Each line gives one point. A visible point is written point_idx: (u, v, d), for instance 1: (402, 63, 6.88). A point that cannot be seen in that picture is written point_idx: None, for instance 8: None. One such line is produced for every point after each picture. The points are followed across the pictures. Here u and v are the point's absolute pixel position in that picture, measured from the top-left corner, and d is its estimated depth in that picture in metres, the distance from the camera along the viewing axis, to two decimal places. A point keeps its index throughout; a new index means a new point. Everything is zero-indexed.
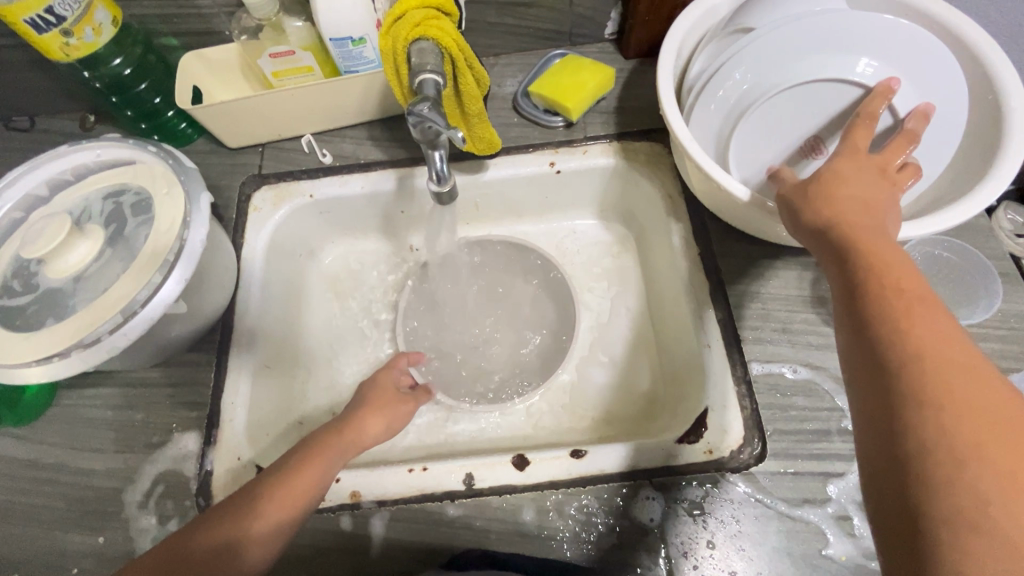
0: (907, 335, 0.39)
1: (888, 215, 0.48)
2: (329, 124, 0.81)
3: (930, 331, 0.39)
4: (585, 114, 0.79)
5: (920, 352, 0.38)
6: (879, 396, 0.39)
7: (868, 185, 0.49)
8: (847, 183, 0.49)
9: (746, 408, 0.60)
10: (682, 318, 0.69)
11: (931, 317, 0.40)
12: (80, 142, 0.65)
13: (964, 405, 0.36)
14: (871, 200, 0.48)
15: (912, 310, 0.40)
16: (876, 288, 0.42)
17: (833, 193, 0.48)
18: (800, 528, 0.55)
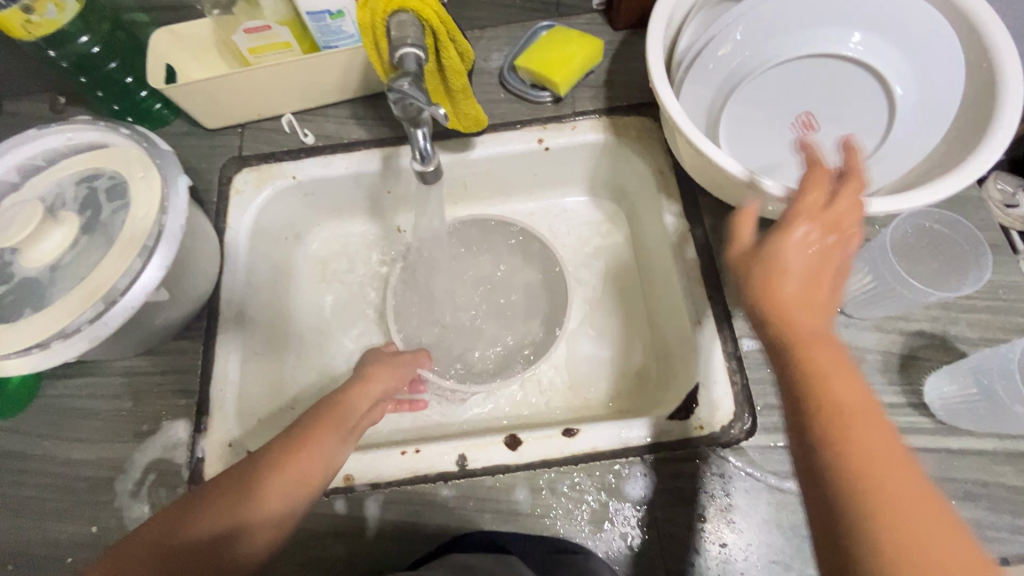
0: (851, 471, 0.35)
1: (834, 292, 0.42)
2: (311, 103, 0.78)
3: (869, 439, 0.36)
4: (573, 89, 0.77)
5: (862, 469, 0.35)
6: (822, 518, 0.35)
7: (819, 263, 0.42)
8: (791, 274, 0.41)
9: (737, 384, 0.61)
10: (673, 296, 0.69)
11: (873, 441, 0.36)
12: (49, 125, 0.63)
13: (911, 536, 0.33)
14: (821, 282, 0.41)
15: (854, 426, 0.36)
16: (818, 397, 0.37)
17: (778, 279, 0.41)
18: (789, 499, 0.56)
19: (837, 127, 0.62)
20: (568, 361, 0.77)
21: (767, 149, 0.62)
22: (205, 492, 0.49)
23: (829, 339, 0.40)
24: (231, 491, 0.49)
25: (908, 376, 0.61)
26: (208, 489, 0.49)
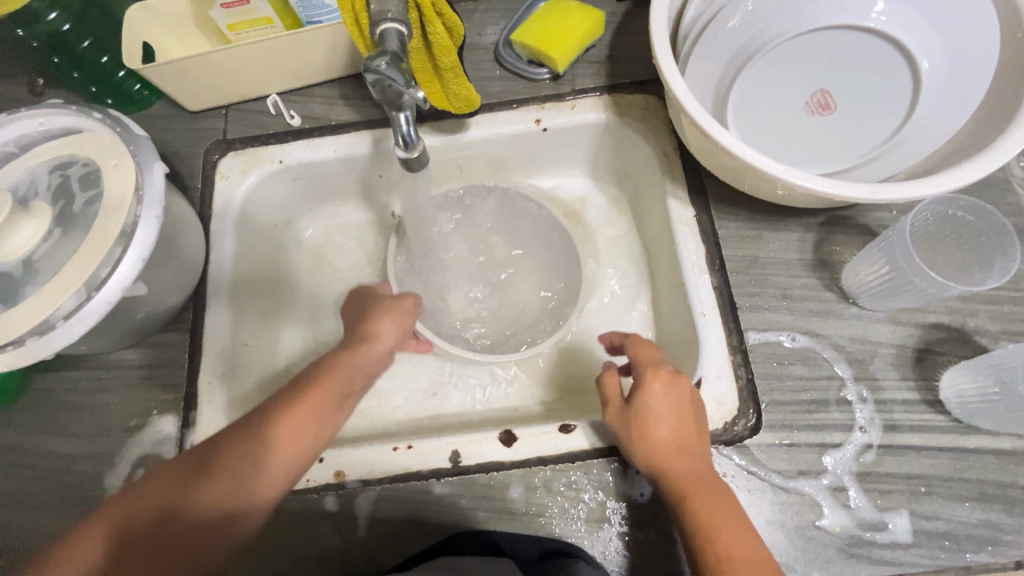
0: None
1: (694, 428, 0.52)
2: (297, 83, 0.75)
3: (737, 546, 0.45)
4: (573, 66, 0.73)
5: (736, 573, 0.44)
6: None
7: (676, 406, 0.52)
8: (657, 420, 0.51)
9: (742, 379, 0.58)
10: (677, 285, 0.66)
11: (719, 522, 0.47)
12: (20, 110, 0.60)
13: None
14: (682, 423, 0.51)
15: (723, 539, 0.46)
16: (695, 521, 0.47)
17: (651, 431, 0.51)
18: (793, 500, 0.54)
19: (858, 107, 0.57)
20: (568, 352, 0.74)
21: (778, 129, 0.58)
22: (197, 456, 0.47)
23: (693, 474, 0.49)
24: (222, 457, 0.46)
25: (923, 371, 0.57)
26: (200, 452, 0.47)
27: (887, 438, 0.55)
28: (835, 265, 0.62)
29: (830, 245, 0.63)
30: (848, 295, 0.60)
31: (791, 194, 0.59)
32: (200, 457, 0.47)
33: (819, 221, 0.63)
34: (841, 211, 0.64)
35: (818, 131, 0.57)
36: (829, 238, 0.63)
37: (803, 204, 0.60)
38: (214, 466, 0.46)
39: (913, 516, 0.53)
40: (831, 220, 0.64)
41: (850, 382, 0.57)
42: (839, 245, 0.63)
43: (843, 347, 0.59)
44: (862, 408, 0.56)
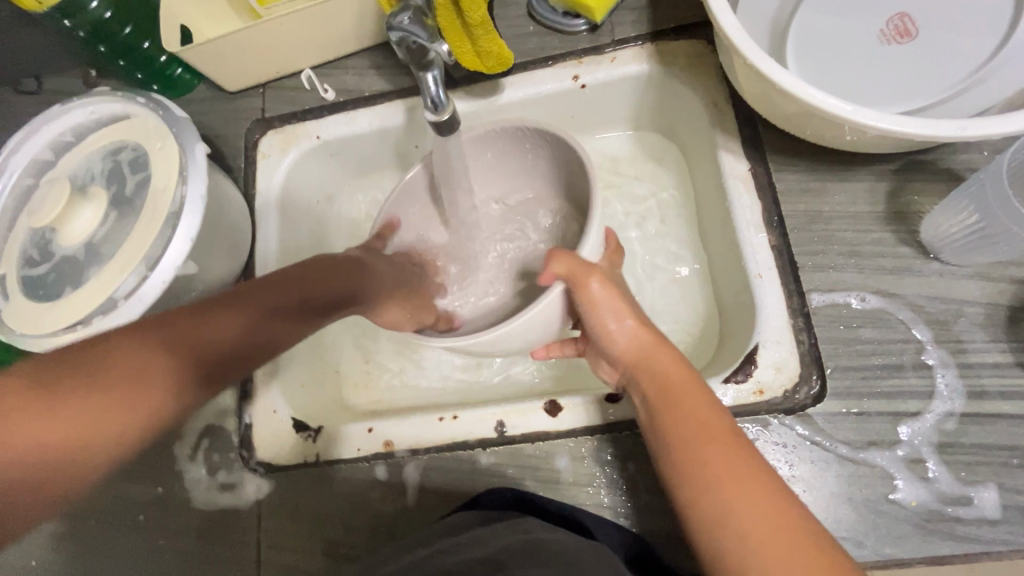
0: (695, 465, 0.43)
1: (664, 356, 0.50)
2: (330, 55, 0.74)
3: (728, 474, 0.41)
4: (612, 13, 0.68)
5: (705, 487, 0.42)
6: (693, 487, 0.42)
7: (660, 350, 0.50)
8: (650, 349, 0.50)
9: (804, 344, 0.54)
10: (732, 245, 0.61)
11: (724, 465, 0.42)
12: (73, 100, 0.62)
13: (747, 507, 0.40)
14: (655, 360, 0.50)
15: (707, 450, 0.43)
16: (673, 419, 0.46)
17: (644, 352, 0.51)
18: (864, 472, 0.50)
19: (941, 34, 0.51)
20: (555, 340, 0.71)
21: (850, 64, 0.52)
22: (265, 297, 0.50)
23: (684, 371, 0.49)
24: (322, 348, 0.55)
25: (1016, 331, 0.52)
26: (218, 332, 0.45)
27: (973, 406, 0.50)
28: (912, 217, 0.56)
29: (906, 195, 0.56)
30: (927, 250, 0.54)
31: (860, 140, 0.53)
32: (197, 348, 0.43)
33: (892, 168, 0.57)
34: (920, 155, 0.57)
35: (896, 62, 0.52)
36: (905, 187, 0.57)
37: (877, 151, 0.55)
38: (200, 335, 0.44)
39: (1003, 490, 0.48)
40: (907, 166, 0.57)
41: (931, 346, 0.52)
42: (916, 195, 0.56)
43: (922, 308, 0.53)
44: (943, 373, 0.51)
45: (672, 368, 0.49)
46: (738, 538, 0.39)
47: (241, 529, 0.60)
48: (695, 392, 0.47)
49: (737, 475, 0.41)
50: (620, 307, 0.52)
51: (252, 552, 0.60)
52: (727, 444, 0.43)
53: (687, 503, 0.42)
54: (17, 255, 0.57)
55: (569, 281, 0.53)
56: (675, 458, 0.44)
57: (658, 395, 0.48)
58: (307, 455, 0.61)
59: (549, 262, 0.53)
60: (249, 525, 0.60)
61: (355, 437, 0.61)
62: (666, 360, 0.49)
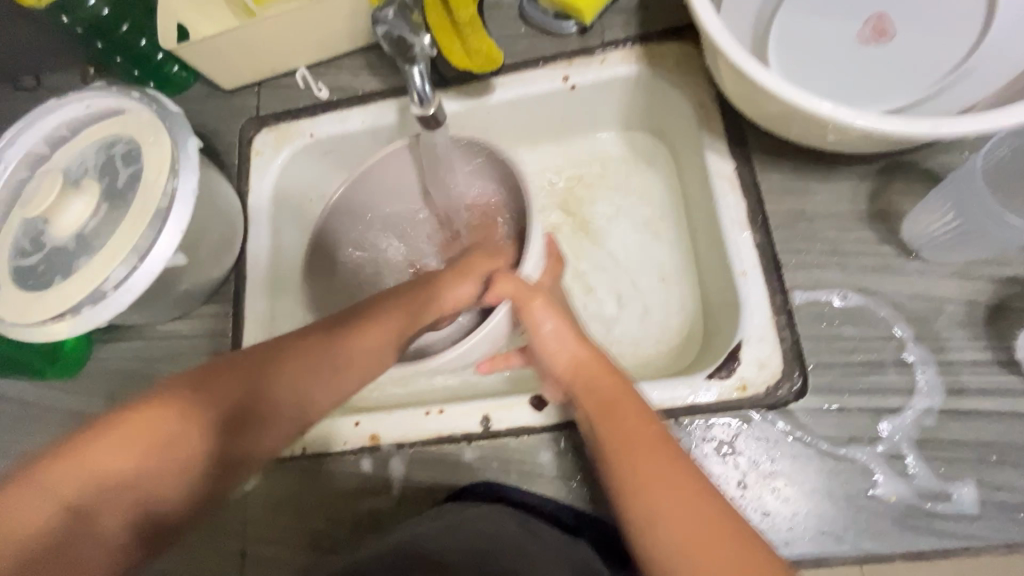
0: (629, 473, 0.41)
1: (614, 371, 0.49)
2: (325, 55, 0.75)
3: (670, 485, 0.39)
4: (602, 16, 0.69)
5: (640, 493, 0.40)
6: (628, 492, 0.40)
7: (608, 368, 0.49)
8: (589, 360, 0.50)
9: (786, 341, 0.55)
10: (716, 244, 0.62)
11: (656, 476, 0.40)
12: (69, 95, 0.63)
13: (682, 518, 0.38)
14: (604, 378, 0.48)
15: (645, 461, 0.41)
16: (608, 425, 0.44)
17: (585, 360, 0.50)
18: (844, 467, 0.51)
19: (922, 36, 0.52)
20: None
21: (829, 66, 0.54)
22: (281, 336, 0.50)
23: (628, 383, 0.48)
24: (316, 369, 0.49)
25: (995, 329, 0.52)
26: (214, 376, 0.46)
27: (952, 402, 0.51)
28: (894, 216, 0.57)
29: (888, 195, 0.57)
30: (908, 248, 0.55)
31: (840, 140, 0.54)
32: (221, 386, 0.45)
33: (874, 168, 0.58)
34: (903, 155, 0.58)
35: (874, 64, 0.53)
36: (886, 187, 0.57)
37: (859, 151, 0.55)
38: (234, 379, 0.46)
39: (981, 486, 0.49)
40: (889, 166, 0.58)
41: (911, 343, 0.53)
42: (898, 195, 0.57)
43: (902, 306, 0.54)
44: (923, 370, 0.52)
45: (609, 382, 0.47)
46: (671, 548, 0.37)
47: (226, 521, 0.60)
48: (633, 403, 0.45)
49: (667, 482, 0.39)
50: (558, 322, 0.52)
51: (237, 544, 0.60)
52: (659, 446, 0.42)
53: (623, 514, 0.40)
54: (9, 245, 0.58)
55: (513, 299, 0.56)
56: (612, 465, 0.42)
57: (593, 407, 0.46)
58: (294, 448, 0.61)
59: (494, 285, 0.56)
60: (233, 518, 0.60)
61: (341, 430, 0.61)
62: (603, 375, 0.48)
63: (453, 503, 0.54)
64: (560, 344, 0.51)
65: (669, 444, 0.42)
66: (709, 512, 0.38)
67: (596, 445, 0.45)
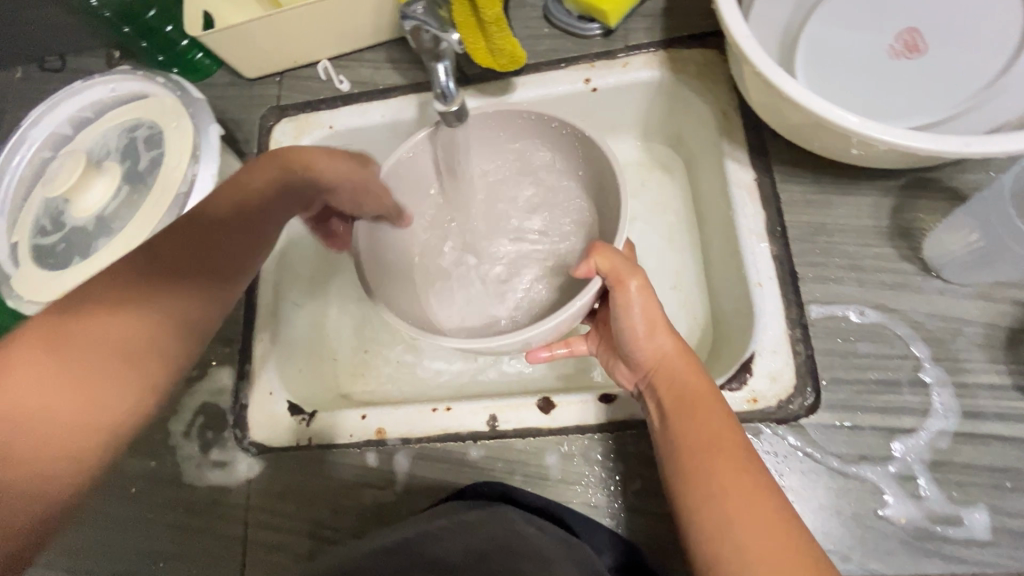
0: (708, 478, 0.43)
1: (701, 374, 0.49)
2: (347, 48, 0.75)
3: (744, 496, 0.42)
4: (627, 19, 0.69)
5: (720, 496, 0.42)
6: (704, 492, 0.43)
7: (697, 372, 0.49)
8: (679, 357, 0.49)
9: (799, 355, 0.54)
10: (733, 253, 0.62)
11: (737, 482, 0.42)
12: (95, 77, 0.64)
13: (755, 524, 0.40)
14: (693, 380, 0.48)
15: (723, 469, 0.43)
16: (691, 429, 0.46)
17: (675, 355, 0.49)
18: (853, 485, 0.50)
19: (954, 52, 0.52)
20: None
21: (858, 78, 0.53)
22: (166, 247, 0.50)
23: (711, 385, 0.48)
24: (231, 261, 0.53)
25: (1015, 353, 0.51)
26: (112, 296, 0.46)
27: (968, 425, 0.50)
28: (916, 233, 0.56)
29: (910, 212, 0.56)
30: (929, 267, 0.54)
31: (864, 154, 0.53)
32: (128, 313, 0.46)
33: (896, 185, 0.57)
34: (928, 173, 0.57)
35: (905, 77, 0.52)
36: (909, 204, 0.57)
37: (883, 166, 0.55)
38: (155, 308, 0.47)
39: (994, 512, 0.48)
40: (912, 183, 0.57)
41: (928, 363, 0.52)
42: (919, 212, 0.56)
43: (920, 325, 0.53)
44: (938, 391, 0.51)
45: (699, 384, 0.48)
46: (748, 560, 0.39)
47: (230, 506, 0.61)
48: (716, 410, 0.46)
49: (750, 495, 0.42)
50: (649, 312, 0.50)
51: (240, 530, 0.60)
52: (737, 460, 0.44)
53: (694, 526, 0.43)
54: (29, 224, 0.58)
55: (609, 279, 0.49)
56: (690, 468, 0.44)
57: (675, 402, 0.47)
58: (300, 438, 0.62)
59: (590, 258, 0.49)
60: (237, 505, 0.61)
61: (348, 422, 0.61)
62: (689, 369, 0.49)
63: (458, 500, 0.53)
64: (658, 336, 0.50)
65: (751, 457, 0.44)
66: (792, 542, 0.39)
67: (672, 442, 0.47)
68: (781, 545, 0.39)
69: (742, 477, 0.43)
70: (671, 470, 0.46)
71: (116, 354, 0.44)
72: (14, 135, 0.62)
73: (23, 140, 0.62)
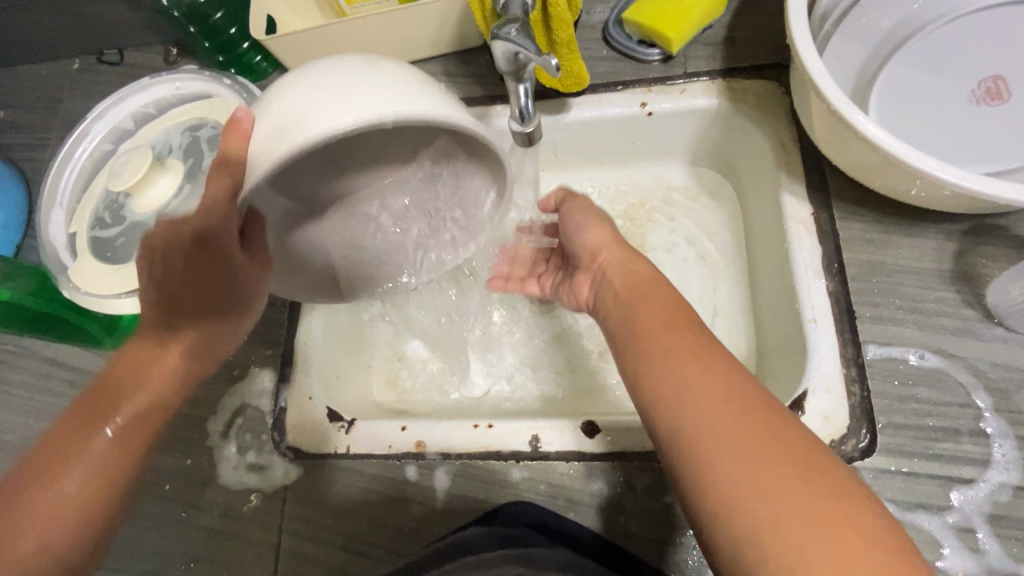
0: (671, 366, 0.44)
1: (654, 278, 0.53)
2: (405, 59, 0.76)
3: (709, 379, 0.41)
4: (688, 46, 0.69)
5: (687, 385, 0.42)
6: (670, 384, 0.43)
7: (651, 276, 0.53)
8: (631, 255, 0.56)
9: (855, 396, 0.53)
10: (786, 287, 0.61)
11: (700, 368, 0.42)
12: (161, 75, 0.65)
13: (725, 405, 0.40)
14: (650, 285, 0.52)
15: (683, 357, 0.44)
16: (644, 323, 0.48)
17: (625, 254, 0.56)
18: (910, 535, 0.49)
19: None
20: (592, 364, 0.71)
21: (936, 120, 0.53)
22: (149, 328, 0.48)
23: (663, 281, 0.52)
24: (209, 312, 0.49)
25: None
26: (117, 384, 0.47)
27: None
28: (979, 280, 0.55)
29: (974, 257, 0.56)
30: (992, 314, 0.53)
31: (932, 197, 0.53)
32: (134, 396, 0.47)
33: (960, 229, 0.57)
34: (994, 219, 0.56)
35: (985, 122, 0.52)
36: (972, 249, 0.56)
37: (955, 212, 0.54)
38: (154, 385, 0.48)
39: None
40: (977, 228, 0.56)
41: (989, 413, 0.51)
42: (983, 258, 0.55)
43: (982, 373, 0.52)
44: (1000, 443, 0.50)
45: (646, 279, 0.52)
46: (718, 445, 0.38)
47: (263, 511, 0.60)
48: (662, 290, 0.51)
49: (714, 380, 0.41)
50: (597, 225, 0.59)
51: (273, 536, 0.59)
52: (699, 340, 0.45)
53: (664, 421, 0.42)
54: (89, 216, 0.59)
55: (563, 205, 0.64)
56: (648, 361, 0.45)
57: (625, 289, 0.53)
58: (338, 446, 0.61)
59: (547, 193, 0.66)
60: (271, 509, 0.60)
61: (388, 433, 0.61)
62: (638, 264, 0.54)
63: (485, 525, 0.53)
64: (602, 237, 0.58)
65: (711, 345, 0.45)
66: (771, 422, 0.38)
67: (626, 339, 0.49)
68: (754, 421, 0.38)
69: (707, 363, 0.43)
70: (632, 367, 0.47)
71: (121, 440, 0.46)
72: (80, 126, 0.63)
73: (88, 131, 0.63)
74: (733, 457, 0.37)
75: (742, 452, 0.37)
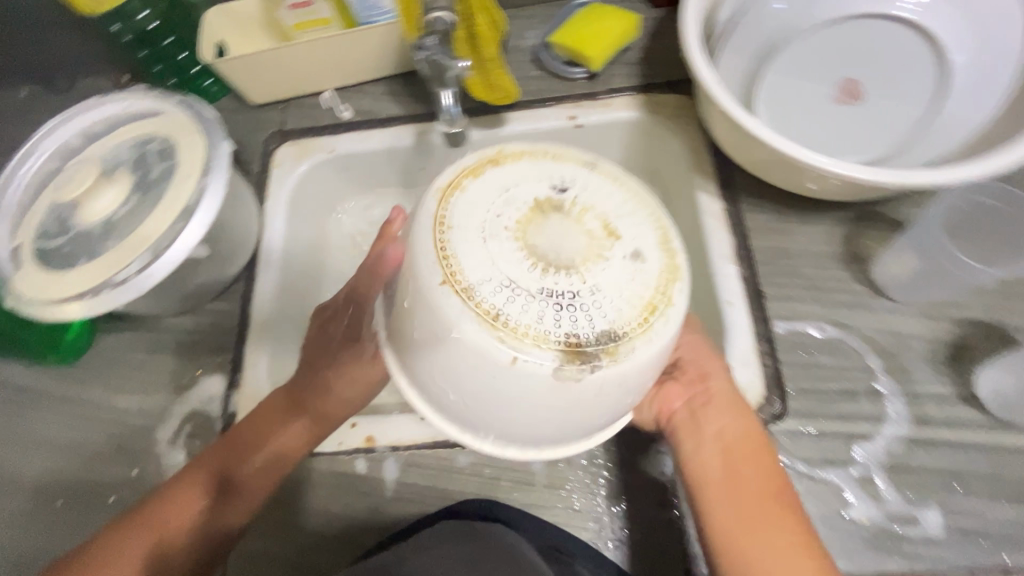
0: (723, 472, 0.51)
1: (734, 396, 0.55)
2: (351, 81, 0.81)
3: (753, 477, 0.50)
4: (610, 65, 0.77)
5: (732, 483, 0.50)
6: (721, 477, 0.51)
7: (755, 388, 0.55)
8: (720, 368, 0.56)
9: (768, 366, 0.58)
10: (705, 275, 0.67)
11: (747, 469, 0.51)
12: (110, 95, 0.67)
13: (756, 506, 0.49)
14: (735, 400, 0.54)
15: (737, 456, 0.51)
16: (712, 428, 0.53)
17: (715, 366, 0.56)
18: (820, 488, 0.53)
19: (884, 101, 0.62)
20: None
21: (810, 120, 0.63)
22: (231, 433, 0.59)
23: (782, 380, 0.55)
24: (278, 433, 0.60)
25: (959, 366, 0.57)
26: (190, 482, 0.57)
27: (919, 430, 0.55)
28: (867, 259, 0.62)
29: (861, 240, 0.63)
30: (879, 288, 0.60)
31: (819, 187, 0.60)
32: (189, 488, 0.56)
33: (848, 216, 0.64)
34: (876, 206, 0.64)
35: (846, 120, 0.63)
36: (859, 233, 0.63)
37: (837, 198, 0.62)
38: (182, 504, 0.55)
39: (946, 511, 0.52)
40: (862, 215, 0.64)
41: (881, 374, 0.57)
42: (869, 241, 0.63)
43: (873, 340, 0.59)
44: (892, 400, 0.56)
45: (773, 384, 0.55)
46: (751, 542, 0.47)
47: None
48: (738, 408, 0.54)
49: (757, 481, 0.50)
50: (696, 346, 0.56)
51: None
52: (755, 438, 0.53)
53: (707, 516, 0.50)
54: (34, 228, 0.60)
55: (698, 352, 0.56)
56: (695, 462, 0.52)
57: (722, 393, 0.54)
58: None
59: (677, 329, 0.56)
60: None
61: (337, 431, 0.62)
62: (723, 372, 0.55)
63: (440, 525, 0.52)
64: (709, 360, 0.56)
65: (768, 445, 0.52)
66: (781, 507, 0.49)
67: (690, 446, 0.53)
68: (778, 520, 0.48)
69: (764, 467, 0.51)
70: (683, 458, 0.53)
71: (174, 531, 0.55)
72: (26, 144, 0.65)
73: (34, 149, 0.65)
74: (769, 551, 0.47)
75: (775, 550, 0.47)
